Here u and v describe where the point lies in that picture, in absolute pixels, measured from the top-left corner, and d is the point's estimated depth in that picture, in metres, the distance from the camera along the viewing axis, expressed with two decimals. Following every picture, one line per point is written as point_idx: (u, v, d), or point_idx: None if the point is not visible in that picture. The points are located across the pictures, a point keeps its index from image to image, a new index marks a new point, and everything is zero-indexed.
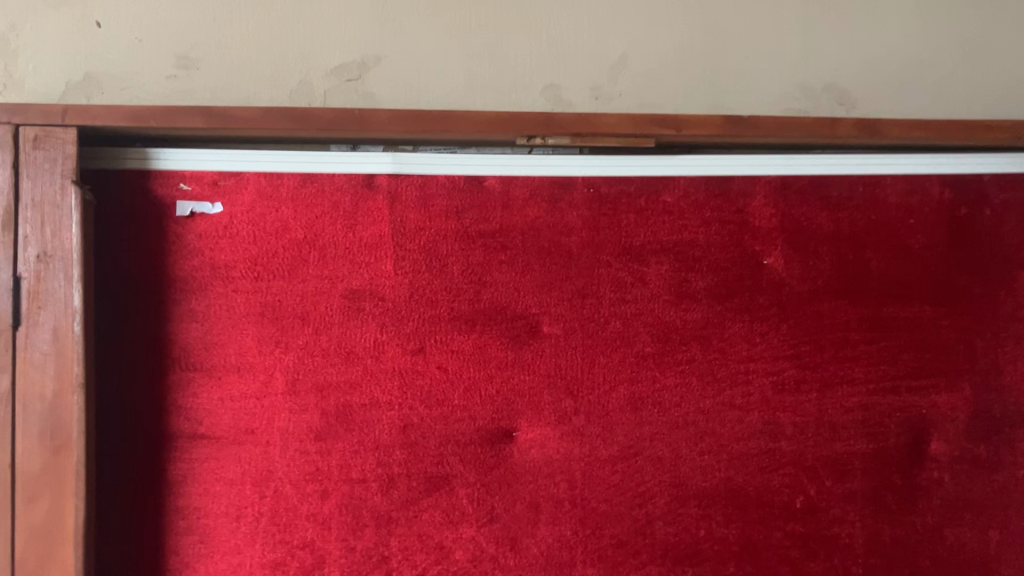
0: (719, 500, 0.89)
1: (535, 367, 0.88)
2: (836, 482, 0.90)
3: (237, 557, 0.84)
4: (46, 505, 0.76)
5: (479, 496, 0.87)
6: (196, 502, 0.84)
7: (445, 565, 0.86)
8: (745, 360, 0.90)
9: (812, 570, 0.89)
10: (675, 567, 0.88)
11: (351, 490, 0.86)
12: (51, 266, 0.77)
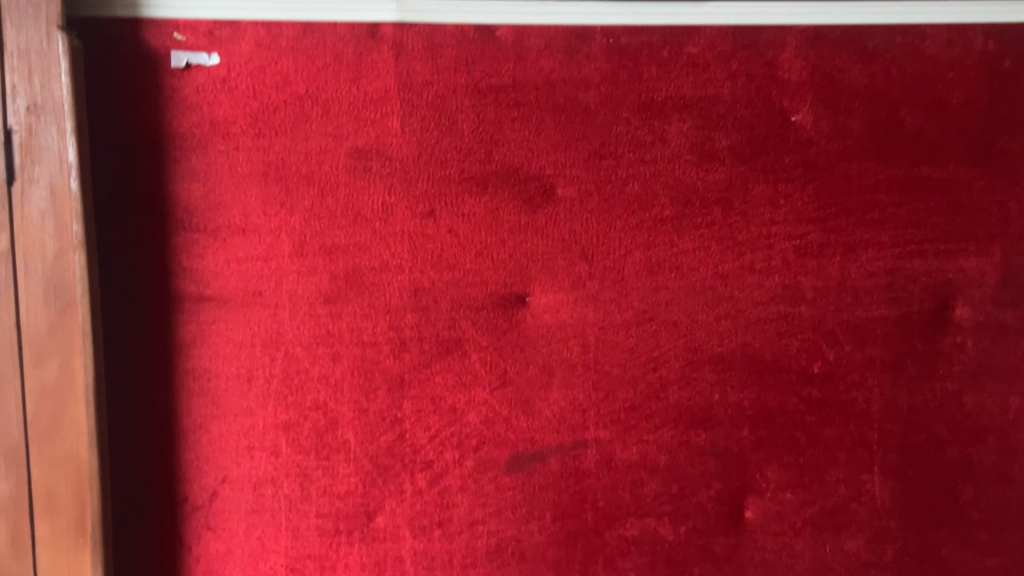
0: (735, 365, 0.87)
1: (549, 230, 0.85)
2: (855, 348, 0.88)
3: (249, 418, 0.84)
4: (55, 364, 0.76)
5: (492, 360, 0.86)
6: (206, 364, 0.83)
7: (458, 427, 0.86)
8: (767, 223, 0.86)
9: (827, 434, 0.88)
10: (688, 431, 0.88)
11: (363, 353, 0.85)
12: (43, 119, 0.73)
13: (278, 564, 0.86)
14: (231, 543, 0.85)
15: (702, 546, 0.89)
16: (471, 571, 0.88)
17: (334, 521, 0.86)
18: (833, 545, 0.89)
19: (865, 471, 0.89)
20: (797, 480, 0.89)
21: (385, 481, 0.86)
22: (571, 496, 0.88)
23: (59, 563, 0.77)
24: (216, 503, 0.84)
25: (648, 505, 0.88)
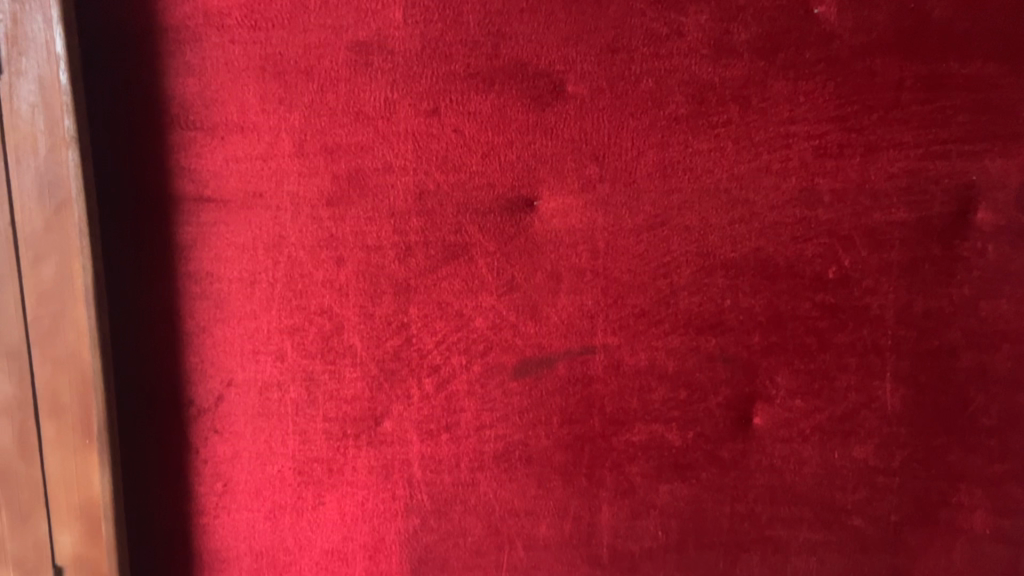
0: (747, 270, 0.85)
1: (558, 130, 0.82)
2: (871, 253, 0.86)
3: (254, 323, 0.83)
4: (54, 263, 0.76)
5: (499, 266, 0.84)
6: (207, 267, 0.82)
7: (465, 334, 0.85)
8: (785, 123, 0.83)
9: (839, 341, 0.87)
10: (698, 337, 0.86)
11: (367, 258, 0.83)
12: (28, 8, 0.71)
13: (286, 468, 0.86)
14: (238, 446, 0.85)
15: (710, 452, 0.89)
16: (478, 475, 0.88)
17: (341, 425, 0.85)
18: (841, 451, 0.89)
19: (876, 378, 0.88)
20: (807, 387, 0.88)
21: (393, 386, 0.85)
22: (579, 402, 0.87)
23: (66, 463, 0.78)
24: (222, 407, 0.84)
25: (656, 411, 0.88)
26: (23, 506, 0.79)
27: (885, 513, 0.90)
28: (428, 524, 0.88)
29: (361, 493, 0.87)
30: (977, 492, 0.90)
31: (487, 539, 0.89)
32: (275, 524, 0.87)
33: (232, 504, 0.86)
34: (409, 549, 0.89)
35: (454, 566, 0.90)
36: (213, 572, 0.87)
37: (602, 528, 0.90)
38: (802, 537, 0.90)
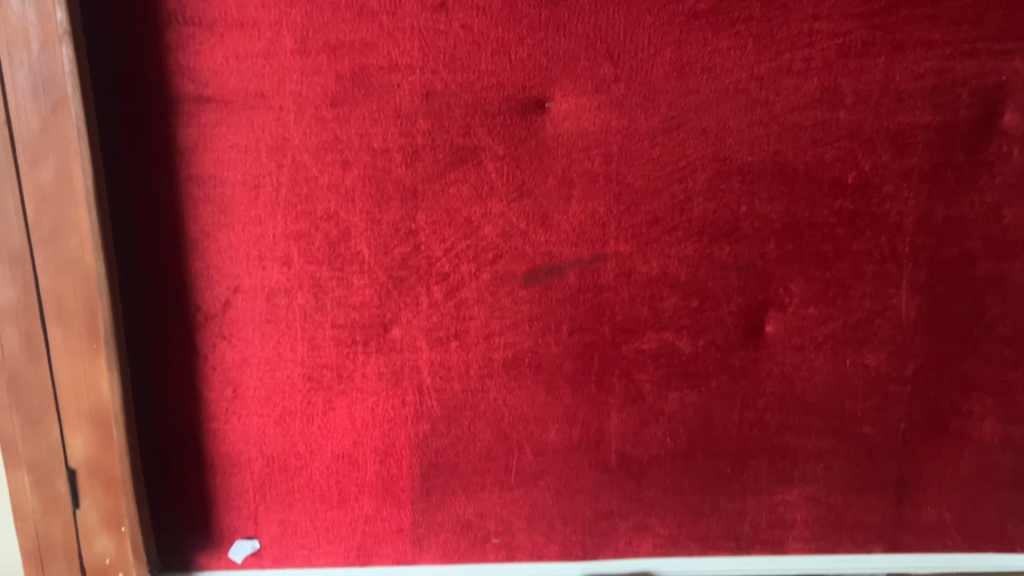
0: (765, 176, 0.83)
1: (572, 27, 0.78)
2: (893, 158, 0.83)
3: (259, 228, 0.81)
4: (52, 165, 0.73)
5: (509, 171, 0.82)
6: (210, 170, 0.80)
7: (474, 241, 0.83)
8: (809, 19, 0.79)
9: (856, 248, 0.85)
10: (712, 245, 0.85)
11: (373, 161, 0.80)
12: None
13: (295, 374, 0.86)
14: (246, 353, 0.85)
15: (721, 360, 0.88)
16: (488, 383, 0.88)
17: (349, 332, 0.85)
18: (853, 360, 0.88)
19: (892, 286, 0.86)
20: (821, 296, 0.86)
21: (401, 293, 0.84)
22: (589, 310, 0.86)
23: (73, 367, 0.78)
24: (229, 314, 0.83)
25: (667, 319, 0.87)
26: (34, 410, 0.79)
27: (894, 421, 0.90)
28: (438, 430, 0.89)
29: (371, 399, 0.87)
30: (988, 401, 0.90)
31: (497, 445, 0.90)
32: (286, 429, 0.87)
33: (243, 409, 0.86)
34: (419, 454, 0.89)
35: (464, 470, 0.90)
36: (224, 475, 0.88)
37: (611, 434, 0.90)
38: (810, 444, 0.91)
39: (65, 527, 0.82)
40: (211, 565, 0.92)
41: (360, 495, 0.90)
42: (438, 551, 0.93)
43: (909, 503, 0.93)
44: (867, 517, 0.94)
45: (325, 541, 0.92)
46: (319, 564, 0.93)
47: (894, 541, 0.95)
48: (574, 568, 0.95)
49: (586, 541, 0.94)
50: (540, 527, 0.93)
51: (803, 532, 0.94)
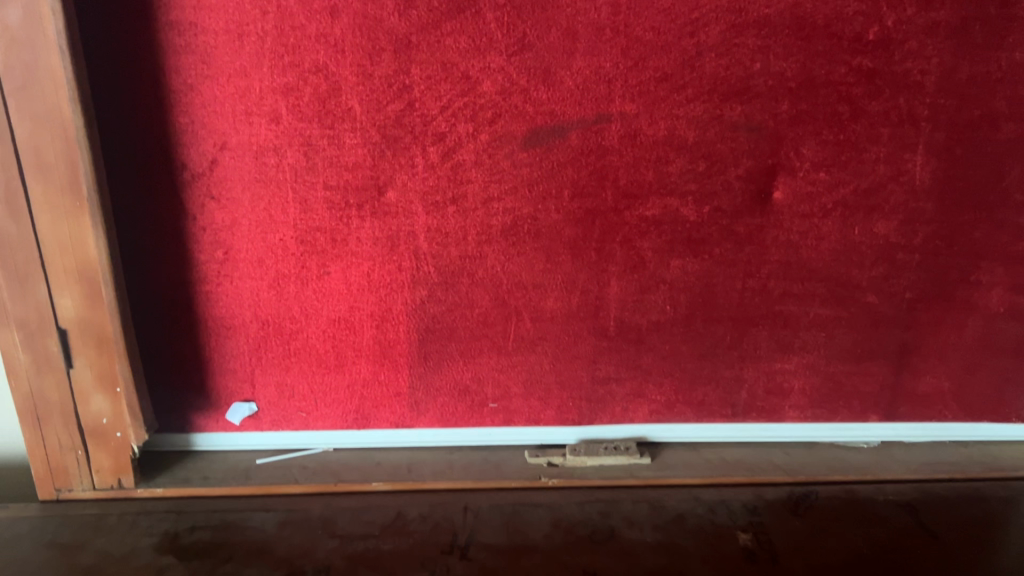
0: (781, 29, 0.78)
1: None
2: (919, 11, 0.78)
3: (245, 82, 0.77)
4: (19, 7, 0.68)
5: (509, 22, 0.76)
6: (190, 17, 0.74)
7: (472, 99, 0.79)
8: None
9: (873, 110, 0.81)
10: (723, 105, 0.80)
11: (365, 9, 0.75)
12: None
13: (287, 237, 0.83)
14: (236, 214, 0.82)
15: (726, 227, 0.85)
16: (486, 249, 0.85)
17: (343, 194, 0.82)
18: (862, 227, 0.85)
19: (907, 150, 0.83)
20: (833, 160, 0.83)
21: (396, 154, 0.80)
22: (592, 174, 0.82)
23: (57, 225, 0.75)
24: (216, 172, 0.80)
25: (673, 184, 0.83)
26: (19, 268, 0.77)
27: (900, 290, 0.89)
28: (435, 295, 0.87)
29: (366, 265, 0.85)
30: (997, 270, 0.88)
31: (495, 312, 0.88)
32: (280, 293, 0.86)
33: (235, 272, 0.84)
34: (416, 320, 0.88)
35: (462, 336, 0.89)
36: (219, 337, 0.87)
37: (611, 302, 0.89)
38: (812, 313, 0.90)
39: (60, 387, 0.82)
40: (208, 427, 0.93)
41: (357, 360, 0.90)
42: (436, 415, 0.95)
43: (908, 371, 0.94)
44: (864, 385, 0.94)
45: (324, 405, 0.93)
46: (318, 426, 0.94)
47: (889, 410, 0.96)
48: (569, 433, 0.97)
49: (583, 406, 0.95)
50: (537, 392, 0.94)
51: (800, 400, 0.95)
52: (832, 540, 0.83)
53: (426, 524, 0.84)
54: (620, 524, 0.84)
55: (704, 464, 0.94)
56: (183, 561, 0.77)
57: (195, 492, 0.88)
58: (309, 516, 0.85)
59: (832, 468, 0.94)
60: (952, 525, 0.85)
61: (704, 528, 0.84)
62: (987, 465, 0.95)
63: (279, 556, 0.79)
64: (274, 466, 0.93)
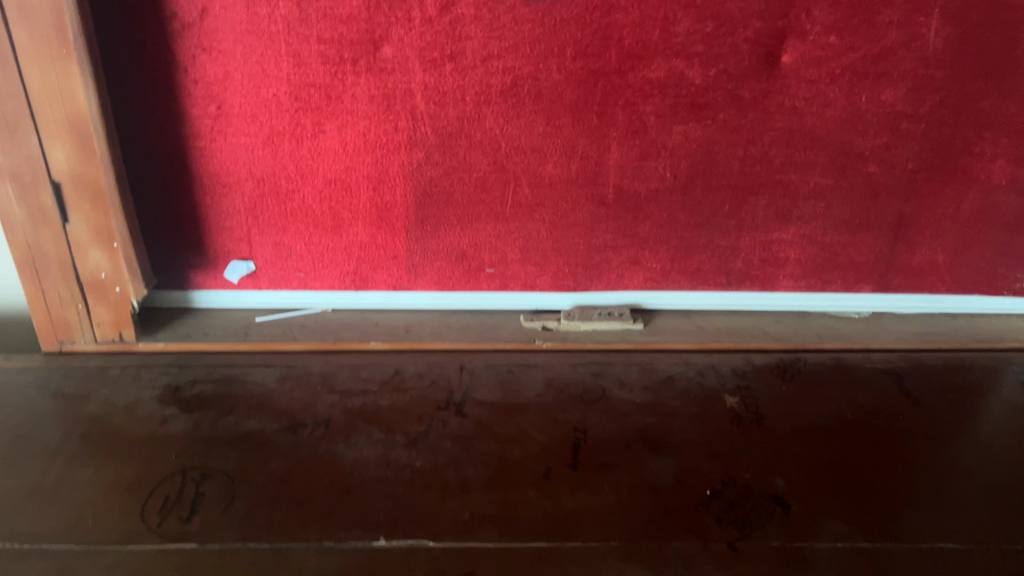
0: None
1: None
2: None
3: None
4: None
5: None
6: None
7: None
8: None
9: None
10: None
11: None
12: None
13: (281, 92, 0.81)
14: (228, 67, 0.79)
15: (730, 92, 0.83)
16: (484, 110, 0.83)
17: (337, 48, 0.79)
18: (868, 95, 0.84)
19: (922, 14, 0.79)
20: (845, 23, 0.80)
21: (391, 6, 0.77)
22: (595, 33, 0.79)
23: (46, 73, 0.73)
24: (206, 22, 0.77)
25: (678, 45, 0.80)
26: (8, 116, 0.75)
27: (902, 160, 0.88)
28: (433, 158, 0.86)
29: (362, 124, 0.83)
30: (1001, 142, 0.87)
31: (493, 176, 0.88)
32: (275, 151, 0.84)
33: (229, 128, 0.83)
34: (413, 183, 0.87)
35: (459, 201, 0.89)
36: (215, 196, 0.87)
37: (610, 169, 0.88)
38: (812, 182, 0.89)
39: (57, 241, 0.82)
40: (207, 286, 0.95)
41: (354, 222, 0.90)
42: (433, 280, 0.96)
43: (904, 243, 0.94)
44: (859, 257, 0.95)
45: (321, 266, 0.94)
46: (316, 287, 0.96)
47: (882, 281, 0.98)
48: (564, 299, 0.98)
49: (578, 273, 0.96)
50: (534, 258, 0.94)
51: (794, 271, 0.96)
52: (816, 404, 0.86)
53: (423, 381, 0.88)
54: (611, 386, 0.88)
55: (696, 331, 0.96)
56: (186, 413, 0.81)
57: (195, 347, 0.90)
58: (309, 372, 0.88)
59: (821, 336, 0.96)
60: (933, 392, 0.88)
61: (692, 391, 0.87)
62: (974, 337, 0.97)
63: (280, 409, 0.83)
64: (274, 324, 0.95)
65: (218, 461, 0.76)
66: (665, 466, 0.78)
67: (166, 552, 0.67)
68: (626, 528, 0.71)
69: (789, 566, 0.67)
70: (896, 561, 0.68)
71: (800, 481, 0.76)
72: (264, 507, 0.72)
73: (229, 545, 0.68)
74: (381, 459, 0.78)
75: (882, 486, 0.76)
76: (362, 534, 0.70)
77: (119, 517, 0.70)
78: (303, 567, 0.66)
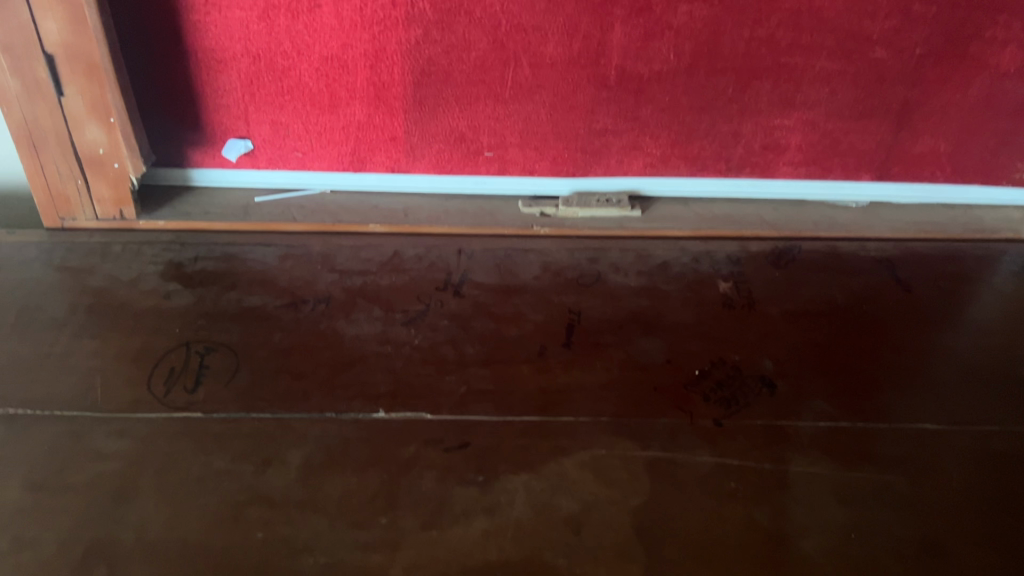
0: None
1: None
2: None
3: None
4: None
5: None
6: None
7: None
8: None
9: None
10: None
11: None
12: None
13: None
14: None
15: None
16: None
17: None
18: None
19: None
20: None
21: None
22: None
23: None
24: None
25: None
26: None
27: (911, 45, 0.86)
28: (431, 36, 0.84)
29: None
30: (1015, 27, 0.85)
31: (493, 55, 0.86)
32: (270, 26, 0.82)
33: (222, 2, 0.80)
34: (411, 61, 0.86)
35: (458, 81, 0.88)
36: (210, 72, 0.86)
37: (612, 50, 0.86)
38: (817, 67, 0.87)
39: (53, 116, 0.81)
40: (205, 165, 0.96)
41: (352, 101, 0.89)
42: (432, 162, 0.96)
43: (906, 131, 0.94)
44: (861, 144, 0.95)
45: (319, 146, 0.94)
46: (315, 168, 0.96)
47: (882, 170, 0.98)
48: (563, 184, 0.99)
49: (578, 158, 0.96)
50: (533, 143, 0.94)
51: (794, 158, 0.96)
52: (809, 290, 0.87)
53: (421, 263, 0.89)
54: (607, 270, 0.89)
55: (693, 218, 0.97)
56: (188, 289, 0.83)
57: (195, 226, 0.91)
58: (308, 252, 0.89)
59: (818, 224, 0.96)
60: (925, 280, 0.89)
61: (686, 276, 0.88)
62: (971, 227, 0.97)
63: (281, 286, 0.84)
64: (272, 205, 0.95)
65: (221, 334, 0.78)
66: (656, 347, 0.80)
67: (173, 420, 0.70)
68: (617, 404, 0.74)
69: (772, 442, 0.70)
70: (875, 438, 0.71)
71: (787, 362, 0.78)
72: (267, 379, 0.74)
73: (234, 414, 0.71)
74: (380, 336, 0.79)
75: (868, 369, 0.78)
76: (362, 406, 0.72)
77: (127, 387, 0.72)
78: (305, 435, 0.69)
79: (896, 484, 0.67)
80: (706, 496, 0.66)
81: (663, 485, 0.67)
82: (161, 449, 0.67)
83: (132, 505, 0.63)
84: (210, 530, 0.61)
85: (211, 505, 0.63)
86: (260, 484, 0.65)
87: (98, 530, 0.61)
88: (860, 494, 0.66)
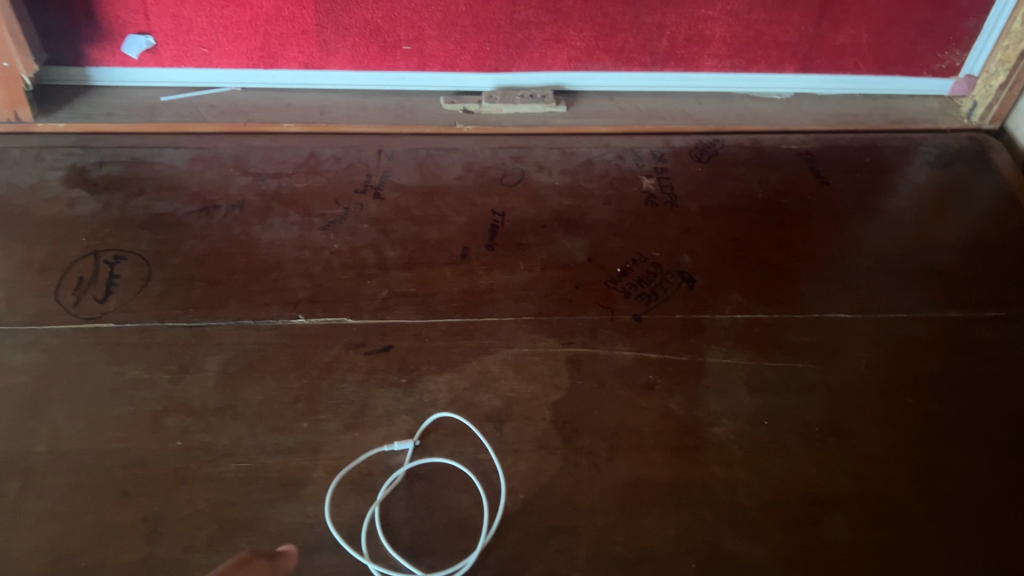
0: None
1: None
2: None
3: None
4: None
5: None
6: None
7: None
8: None
9: None
10: None
11: None
12: None
13: None
14: None
15: None
16: None
17: None
18: None
19: None
20: None
21: None
22: None
23: None
24: None
25: None
26: None
27: None
28: None
29: None
30: None
31: None
32: None
33: None
34: None
35: None
36: None
37: None
38: None
39: None
40: (105, 62, 0.90)
41: None
42: (346, 57, 0.93)
43: (829, 22, 0.93)
44: (784, 36, 0.94)
45: (226, 41, 0.89)
46: (222, 64, 0.92)
47: (805, 62, 0.98)
48: (485, 80, 0.96)
49: (500, 52, 0.93)
50: (453, 36, 0.91)
51: (718, 50, 0.95)
52: (729, 185, 0.87)
53: (340, 164, 0.86)
54: (530, 169, 0.88)
55: (617, 113, 0.96)
56: (94, 195, 0.80)
57: (99, 128, 0.87)
58: (220, 155, 0.86)
59: (741, 118, 0.96)
60: (843, 171, 0.90)
61: (609, 173, 0.88)
62: (890, 118, 0.98)
63: (191, 192, 0.81)
64: (180, 104, 0.91)
65: (131, 243, 0.76)
66: (578, 245, 0.80)
67: (82, 331, 0.68)
68: (538, 303, 0.74)
69: (688, 334, 0.72)
70: (788, 328, 0.73)
71: (706, 258, 0.79)
72: (180, 287, 0.72)
73: (146, 323, 0.69)
74: (297, 241, 0.78)
75: (784, 261, 0.79)
76: (279, 311, 0.71)
77: (33, 299, 0.70)
78: (221, 343, 0.68)
79: (806, 370, 0.70)
80: (623, 387, 0.67)
81: (582, 379, 0.68)
82: (72, 360, 0.66)
83: (43, 418, 0.62)
84: (126, 440, 0.61)
85: (127, 414, 0.63)
86: (177, 393, 0.64)
87: (9, 444, 0.60)
88: (771, 381, 0.69)
